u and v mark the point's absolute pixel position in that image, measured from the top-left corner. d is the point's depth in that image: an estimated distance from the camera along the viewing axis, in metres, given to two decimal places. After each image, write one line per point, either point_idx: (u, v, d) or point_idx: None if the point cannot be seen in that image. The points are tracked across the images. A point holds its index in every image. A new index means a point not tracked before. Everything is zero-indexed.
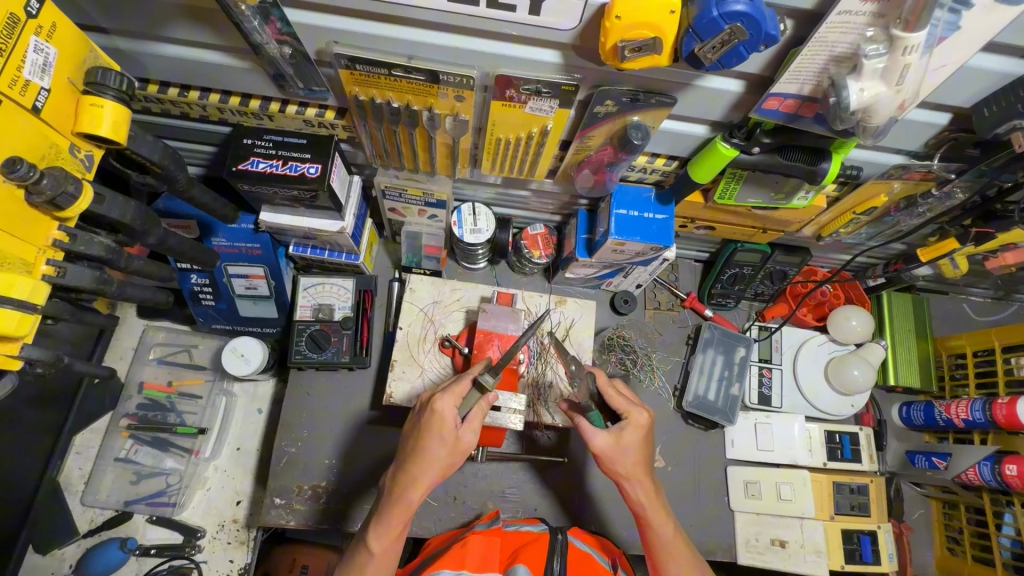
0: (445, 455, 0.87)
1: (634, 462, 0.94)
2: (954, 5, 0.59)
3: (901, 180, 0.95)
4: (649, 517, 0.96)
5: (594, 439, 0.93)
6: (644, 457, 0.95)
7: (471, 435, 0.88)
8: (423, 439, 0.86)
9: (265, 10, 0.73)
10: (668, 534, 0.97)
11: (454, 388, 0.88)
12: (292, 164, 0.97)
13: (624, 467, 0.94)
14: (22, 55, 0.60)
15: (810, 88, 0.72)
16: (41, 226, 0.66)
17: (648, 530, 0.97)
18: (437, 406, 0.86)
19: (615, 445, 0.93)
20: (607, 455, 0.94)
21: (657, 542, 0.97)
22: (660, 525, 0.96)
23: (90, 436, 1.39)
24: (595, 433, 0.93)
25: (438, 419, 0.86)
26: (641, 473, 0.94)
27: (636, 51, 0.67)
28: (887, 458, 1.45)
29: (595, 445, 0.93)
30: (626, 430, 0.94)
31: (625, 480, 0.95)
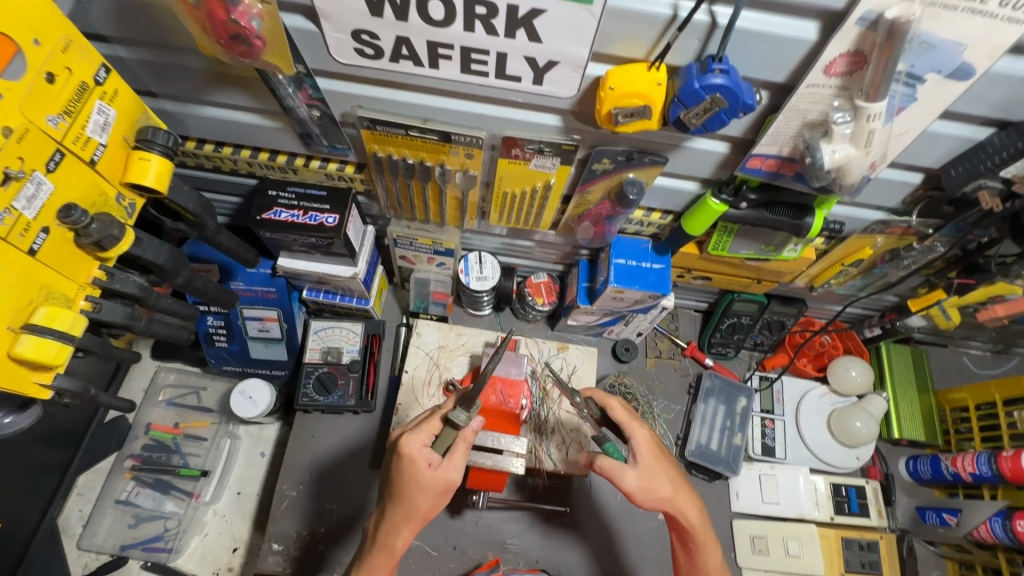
0: (426, 499, 0.87)
1: (668, 485, 0.94)
2: (909, 79, 0.67)
3: (884, 234, 1.01)
4: (698, 542, 0.97)
5: (626, 480, 0.93)
6: (676, 478, 0.96)
7: (453, 471, 0.87)
8: (401, 485, 0.87)
9: (300, 79, 0.83)
10: (716, 561, 0.98)
11: (424, 426, 0.89)
12: (312, 214, 1.05)
13: (667, 491, 0.94)
14: (87, 117, 0.68)
15: (789, 149, 0.80)
16: (84, 264, 0.72)
17: (697, 555, 0.98)
18: (408, 450, 0.86)
19: (649, 471, 0.94)
20: (643, 488, 0.93)
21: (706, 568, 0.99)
22: (708, 548, 0.98)
23: (93, 477, 1.40)
24: (624, 473, 0.93)
25: (410, 462, 0.86)
26: (681, 496, 0.95)
27: (628, 116, 0.75)
28: (897, 514, 1.40)
29: (629, 484, 0.93)
30: (636, 448, 0.95)
31: (670, 507, 0.95)
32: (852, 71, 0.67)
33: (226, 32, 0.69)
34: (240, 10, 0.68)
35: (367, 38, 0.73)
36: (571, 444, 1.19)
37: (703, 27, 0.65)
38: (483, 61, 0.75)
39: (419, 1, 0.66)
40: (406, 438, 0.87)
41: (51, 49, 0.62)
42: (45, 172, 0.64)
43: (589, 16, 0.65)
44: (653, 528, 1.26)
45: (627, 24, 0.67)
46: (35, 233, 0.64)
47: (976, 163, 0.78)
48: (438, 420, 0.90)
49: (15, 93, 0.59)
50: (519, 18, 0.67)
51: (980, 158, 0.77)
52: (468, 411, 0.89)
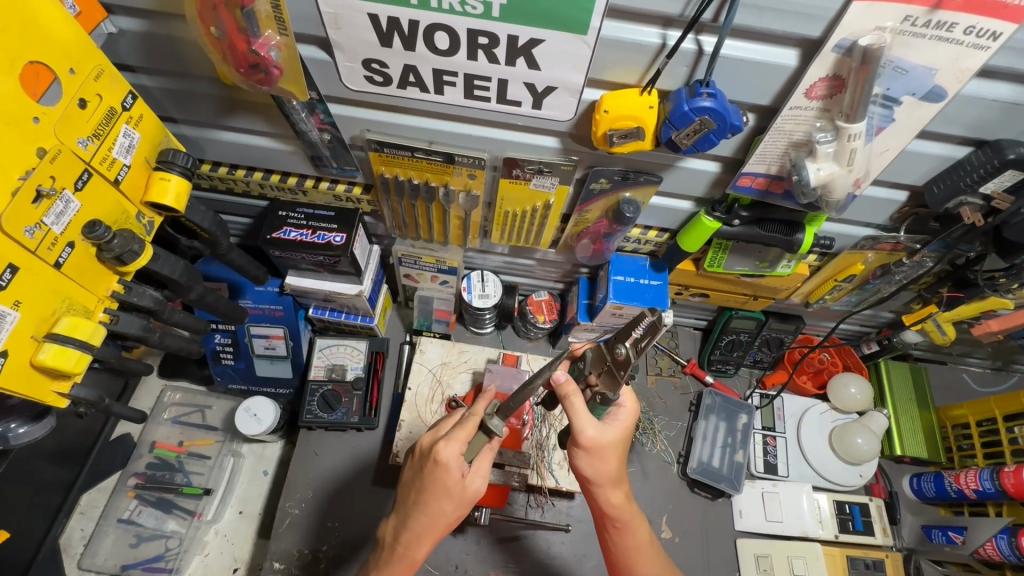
0: (452, 507, 0.88)
1: (611, 466, 0.90)
2: (885, 101, 0.71)
3: (874, 250, 1.04)
4: (626, 522, 0.94)
5: (586, 430, 0.85)
6: (618, 459, 0.91)
7: (479, 481, 0.88)
8: (433, 494, 0.86)
9: (312, 105, 0.88)
10: (640, 542, 0.95)
11: (460, 433, 0.86)
12: (320, 233, 1.08)
13: (606, 466, 0.89)
14: (114, 139, 0.72)
15: (777, 168, 0.84)
16: (104, 278, 0.75)
17: (623, 534, 0.95)
18: (443, 457, 0.85)
19: (603, 441, 0.87)
20: (593, 447, 0.87)
21: (626, 546, 0.95)
22: (634, 530, 0.95)
23: (96, 495, 1.40)
24: (587, 424, 0.85)
25: (445, 469, 0.85)
26: (618, 478, 0.92)
27: (623, 137, 0.79)
28: (904, 533, 1.38)
29: (585, 435, 0.86)
30: (619, 418, 0.90)
31: (600, 487, 0.91)
32: (832, 94, 0.71)
33: (247, 62, 0.74)
34: (260, 41, 0.72)
35: (377, 66, 0.77)
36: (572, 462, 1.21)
37: (691, 54, 0.70)
38: (485, 87, 0.79)
39: (426, 32, 0.71)
40: (441, 445, 0.85)
41: (84, 77, 0.67)
42: (74, 191, 0.68)
43: (584, 45, 0.70)
44: None
45: (619, 51, 0.71)
46: (61, 247, 0.68)
47: (956, 180, 0.82)
48: (472, 425, 0.87)
49: (51, 116, 0.63)
50: (519, 47, 0.72)
51: (960, 176, 0.81)
52: (503, 421, 0.87)
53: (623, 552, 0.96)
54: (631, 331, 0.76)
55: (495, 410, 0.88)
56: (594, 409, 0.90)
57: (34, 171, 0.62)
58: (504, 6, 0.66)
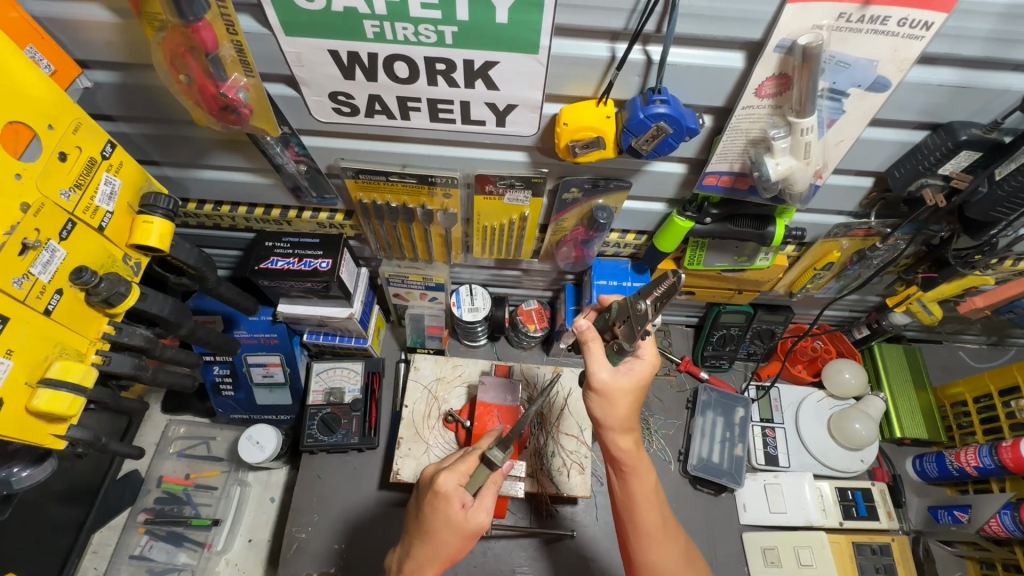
0: (454, 539, 0.88)
1: (622, 411, 0.87)
2: (833, 94, 0.73)
3: (848, 237, 1.06)
4: (634, 467, 0.91)
5: (598, 372, 0.85)
6: (633, 406, 0.89)
7: (482, 514, 0.89)
8: (433, 526, 0.88)
9: (286, 139, 0.91)
10: (647, 488, 0.92)
11: (461, 465, 0.90)
12: (307, 260, 1.11)
13: (616, 410, 0.87)
14: (96, 188, 0.75)
15: (739, 165, 0.86)
16: (94, 321, 0.78)
17: (629, 479, 0.92)
18: (441, 486, 0.88)
19: (618, 386, 0.86)
20: (601, 390, 0.86)
21: (631, 493, 0.92)
22: (639, 477, 0.91)
23: (107, 534, 1.41)
24: (601, 366, 0.85)
25: (445, 500, 0.88)
26: (630, 424, 0.89)
27: (585, 147, 0.81)
28: (910, 516, 1.37)
29: (596, 377, 0.85)
30: (637, 367, 0.88)
31: (609, 432, 0.89)
32: (781, 92, 0.73)
33: (217, 104, 0.77)
34: (228, 84, 0.76)
35: (343, 98, 0.80)
36: (572, 467, 1.22)
37: (639, 64, 0.72)
38: (449, 110, 0.82)
39: (386, 63, 0.74)
40: (442, 476, 0.89)
41: (63, 132, 0.70)
42: (59, 240, 0.71)
43: (537, 63, 0.72)
44: None
45: (570, 66, 0.74)
46: (50, 295, 0.70)
47: (915, 164, 0.83)
48: (474, 459, 0.92)
49: (32, 172, 0.67)
50: (476, 70, 0.74)
51: (918, 160, 0.83)
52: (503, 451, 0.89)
53: (627, 500, 0.93)
54: (652, 289, 0.78)
55: (495, 441, 0.91)
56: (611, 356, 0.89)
57: (18, 225, 0.65)
58: (456, 33, 0.69)
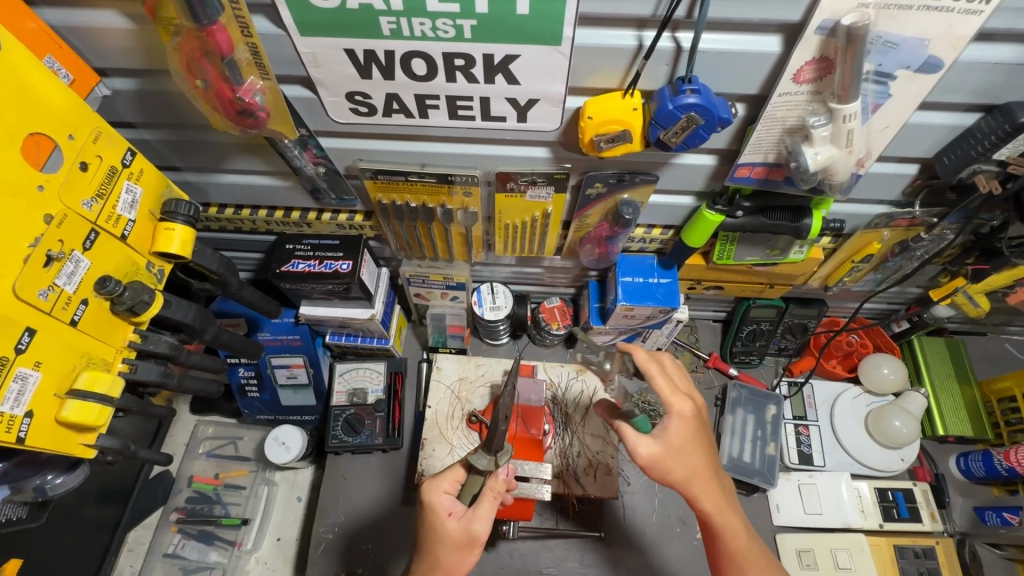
0: (450, 554, 0.87)
1: (697, 462, 0.87)
2: (878, 77, 0.68)
3: (890, 228, 1.01)
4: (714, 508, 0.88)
5: (640, 446, 0.86)
6: (702, 454, 0.88)
7: (478, 522, 0.87)
8: (426, 539, 0.88)
9: (304, 141, 0.90)
10: (741, 542, 0.88)
11: (446, 475, 0.92)
12: (327, 262, 1.10)
13: (680, 470, 0.86)
14: (118, 196, 0.75)
15: (774, 156, 0.82)
16: (120, 329, 0.78)
17: (723, 539, 0.89)
18: (427, 497, 0.90)
19: (665, 452, 0.86)
20: (657, 460, 0.85)
21: (728, 554, 0.88)
22: (729, 535, 0.88)
23: (141, 532, 1.44)
24: (639, 439, 0.86)
25: (431, 511, 0.89)
26: (709, 474, 0.87)
27: (611, 141, 0.77)
28: (955, 516, 1.31)
29: (643, 453, 0.85)
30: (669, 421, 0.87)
31: (687, 484, 0.87)
32: (821, 76, 0.69)
33: (234, 108, 0.76)
34: (244, 87, 0.75)
35: (360, 98, 0.79)
36: (598, 468, 1.19)
37: (669, 52, 0.69)
38: (468, 107, 0.80)
39: (403, 60, 0.72)
40: (426, 486, 0.91)
41: (83, 141, 0.70)
42: (83, 251, 0.71)
43: (560, 55, 0.69)
44: (694, 547, 1.21)
45: (595, 57, 0.71)
46: (76, 305, 0.71)
47: (967, 149, 0.78)
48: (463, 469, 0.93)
49: (54, 183, 0.66)
50: (496, 64, 0.72)
51: (970, 144, 0.78)
52: (490, 456, 0.90)
53: (729, 554, 0.89)
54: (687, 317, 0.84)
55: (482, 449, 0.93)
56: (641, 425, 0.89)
57: (42, 237, 0.65)
58: (475, 27, 0.66)
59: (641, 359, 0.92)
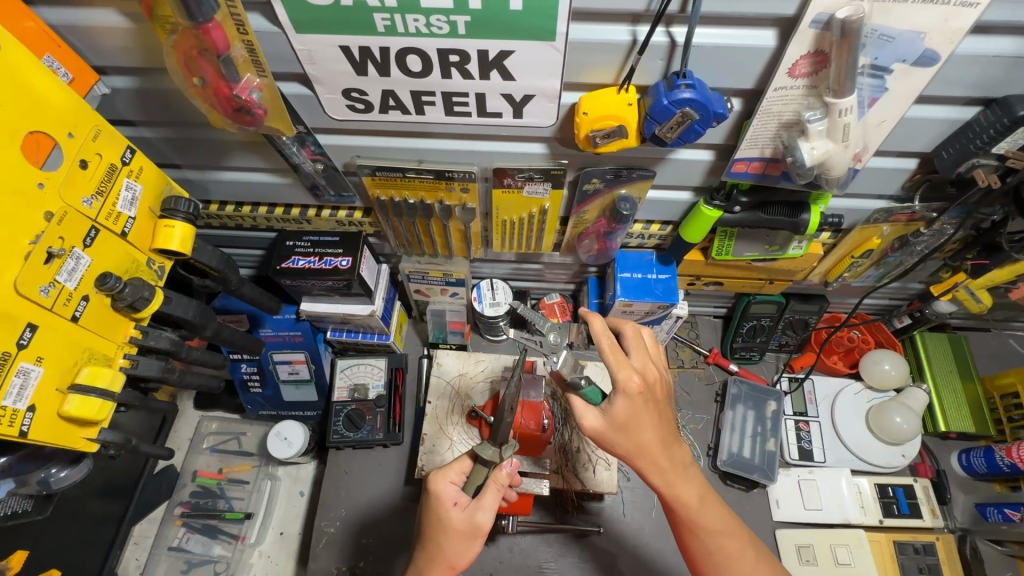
0: (452, 544, 0.87)
1: (644, 437, 0.85)
2: (874, 71, 0.68)
3: (889, 223, 1.00)
4: (668, 479, 0.88)
5: (586, 419, 0.85)
6: (654, 428, 0.85)
7: (481, 513, 0.88)
8: (430, 529, 0.89)
9: (302, 138, 0.90)
10: (696, 509, 0.88)
11: (454, 466, 0.94)
12: (327, 259, 1.11)
13: (629, 444, 0.85)
14: (117, 194, 0.76)
15: (770, 151, 0.82)
16: (121, 325, 0.79)
17: (678, 509, 0.89)
18: (433, 486, 0.91)
19: (614, 426, 0.84)
20: (604, 435, 0.85)
21: (686, 522, 0.89)
22: (683, 504, 0.88)
23: (147, 526, 1.46)
24: (587, 413, 0.85)
25: (437, 500, 0.90)
26: (655, 447, 0.86)
27: (606, 137, 0.78)
28: (956, 513, 1.31)
29: (589, 427, 0.86)
30: (617, 395, 0.83)
31: (639, 459, 0.86)
32: (817, 71, 0.69)
33: (231, 105, 0.77)
34: (240, 85, 0.75)
35: (357, 94, 0.79)
36: (598, 463, 1.20)
37: (663, 47, 0.69)
38: (464, 103, 0.80)
39: (398, 57, 0.72)
40: (433, 475, 0.92)
41: (82, 139, 0.71)
42: (83, 248, 0.72)
43: (554, 50, 0.69)
44: None
45: (590, 52, 0.71)
46: (77, 301, 0.72)
47: (965, 143, 0.77)
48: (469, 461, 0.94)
49: (54, 180, 0.67)
50: (490, 60, 0.72)
51: (969, 138, 0.77)
52: (498, 448, 0.91)
53: (686, 521, 0.89)
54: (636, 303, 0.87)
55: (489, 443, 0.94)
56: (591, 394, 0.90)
57: (42, 234, 0.66)
58: (469, 23, 0.66)
59: (597, 328, 0.86)
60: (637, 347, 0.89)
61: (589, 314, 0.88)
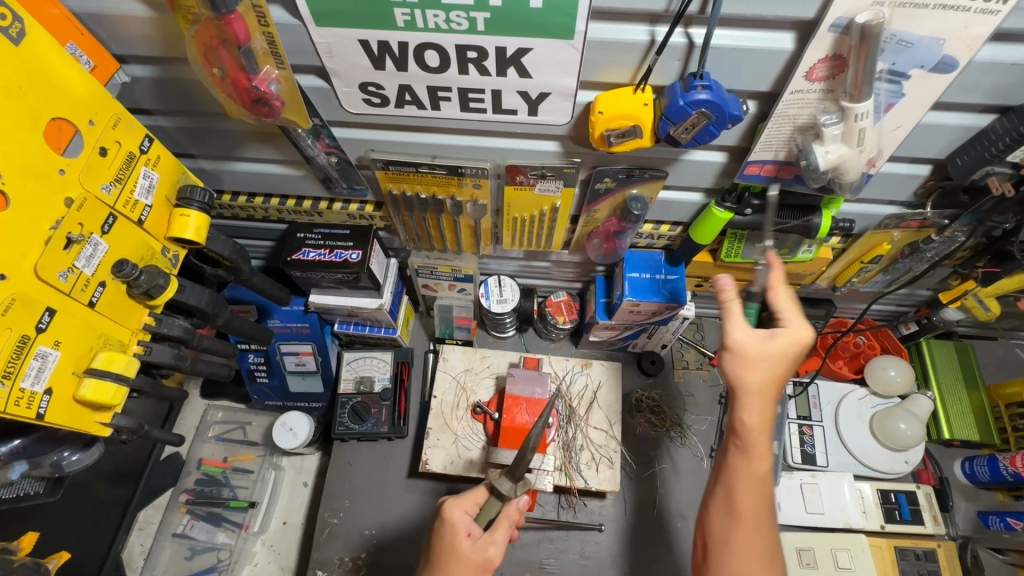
0: (462, 574, 0.87)
1: (766, 376, 0.77)
2: (891, 77, 0.68)
3: (900, 229, 1.00)
4: (750, 441, 0.78)
5: (737, 334, 0.78)
6: (782, 375, 0.78)
7: (492, 546, 0.89)
8: (439, 553, 0.89)
9: (317, 130, 0.91)
10: (764, 471, 0.79)
11: (469, 496, 0.93)
12: (337, 251, 1.11)
13: (751, 376, 0.77)
14: (135, 181, 0.77)
15: (784, 153, 0.82)
16: (136, 312, 0.80)
17: (733, 474, 0.79)
18: (448, 515, 0.91)
19: (785, 353, 0.78)
20: (749, 358, 0.77)
21: (748, 475, 0.78)
22: (756, 456, 0.78)
23: (151, 512, 1.47)
24: (740, 327, 0.79)
25: (451, 528, 0.90)
26: (767, 390, 0.78)
27: (621, 136, 0.78)
28: (957, 521, 1.31)
29: (737, 339, 0.78)
30: (782, 333, 0.78)
31: (742, 393, 0.77)
32: (834, 75, 0.69)
33: (249, 97, 0.78)
34: (260, 77, 0.76)
35: (374, 88, 0.79)
36: (601, 461, 1.20)
37: (681, 48, 0.69)
38: (480, 99, 0.80)
39: (416, 52, 0.73)
40: (449, 503, 0.92)
41: (102, 126, 0.71)
42: (101, 234, 0.72)
43: (572, 49, 0.69)
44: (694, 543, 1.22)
45: (608, 52, 0.71)
46: (94, 287, 0.72)
47: (981, 150, 0.77)
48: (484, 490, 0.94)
49: (75, 167, 0.68)
50: (508, 57, 0.72)
51: (984, 146, 0.77)
52: (513, 483, 0.91)
53: (731, 488, 0.79)
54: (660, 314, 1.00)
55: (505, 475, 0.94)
56: (747, 321, 0.81)
57: (63, 220, 0.67)
58: (489, 19, 0.67)
59: (778, 276, 0.82)
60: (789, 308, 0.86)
61: (774, 259, 0.83)
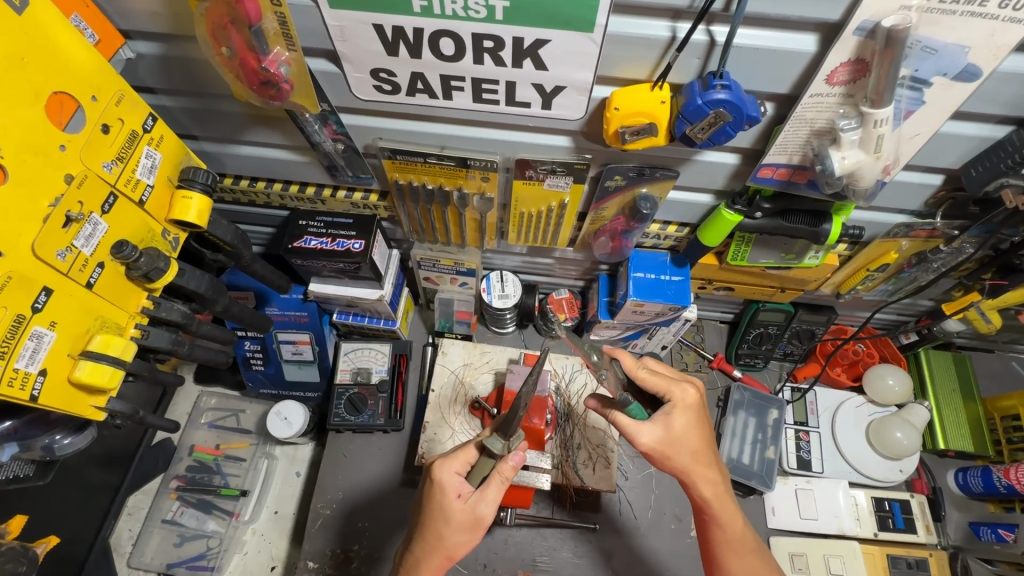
0: (453, 533, 0.87)
1: (697, 446, 0.89)
2: (913, 83, 0.67)
3: (908, 238, 1.00)
4: (714, 508, 0.91)
5: (641, 437, 0.87)
6: (704, 439, 0.89)
7: (485, 504, 0.88)
8: (431, 516, 0.89)
9: (325, 116, 0.89)
10: (740, 529, 0.91)
11: (460, 455, 0.91)
12: (340, 240, 1.09)
13: (681, 459, 0.88)
14: (137, 161, 0.75)
15: (799, 158, 0.81)
16: (134, 295, 0.79)
17: (715, 530, 0.92)
18: (438, 474, 0.90)
19: (697, 421, 0.89)
20: (659, 448, 0.87)
21: (726, 540, 0.92)
22: (728, 522, 0.91)
23: (141, 497, 1.46)
24: (642, 430, 0.87)
25: (441, 489, 0.88)
26: (705, 455, 0.89)
27: (635, 134, 0.77)
28: (949, 531, 1.32)
29: (645, 443, 0.87)
30: (678, 411, 0.88)
31: (689, 475, 0.89)
32: (855, 79, 0.68)
33: (258, 79, 0.76)
34: (270, 58, 0.74)
35: (385, 75, 0.78)
36: (597, 460, 1.20)
37: (702, 45, 0.68)
38: (494, 90, 0.79)
39: (431, 39, 0.71)
40: (438, 464, 0.90)
41: (105, 103, 0.69)
42: (101, 214, 0.71)
43: (590, 42, 0.68)
44: (687, 544, 1.23)
45: (627, 47, 0.70)
46: (92, 268, 0.71)
47: (996, 161, 0.77)
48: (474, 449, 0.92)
49: (76, 144, 0.66)
50: (525, 48, 0.71)
51: (1000, 157, 0.76)
52: (503, 439, 0.89)
53: (722, 540, 0.92)
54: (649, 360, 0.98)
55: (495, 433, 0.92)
56: (636, 412, 0.89)
57: (62, 197, 0.65)
58: (508, 8, 0.65)
59: (630, 365, 0.92)
60: (666, 369, 0.97)
61: (618, 352, 0.93)
